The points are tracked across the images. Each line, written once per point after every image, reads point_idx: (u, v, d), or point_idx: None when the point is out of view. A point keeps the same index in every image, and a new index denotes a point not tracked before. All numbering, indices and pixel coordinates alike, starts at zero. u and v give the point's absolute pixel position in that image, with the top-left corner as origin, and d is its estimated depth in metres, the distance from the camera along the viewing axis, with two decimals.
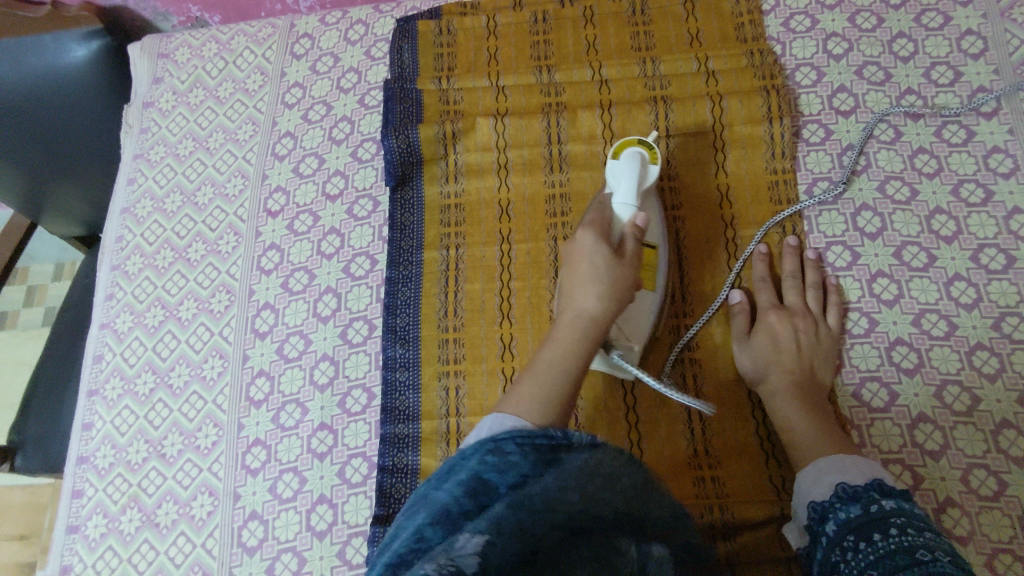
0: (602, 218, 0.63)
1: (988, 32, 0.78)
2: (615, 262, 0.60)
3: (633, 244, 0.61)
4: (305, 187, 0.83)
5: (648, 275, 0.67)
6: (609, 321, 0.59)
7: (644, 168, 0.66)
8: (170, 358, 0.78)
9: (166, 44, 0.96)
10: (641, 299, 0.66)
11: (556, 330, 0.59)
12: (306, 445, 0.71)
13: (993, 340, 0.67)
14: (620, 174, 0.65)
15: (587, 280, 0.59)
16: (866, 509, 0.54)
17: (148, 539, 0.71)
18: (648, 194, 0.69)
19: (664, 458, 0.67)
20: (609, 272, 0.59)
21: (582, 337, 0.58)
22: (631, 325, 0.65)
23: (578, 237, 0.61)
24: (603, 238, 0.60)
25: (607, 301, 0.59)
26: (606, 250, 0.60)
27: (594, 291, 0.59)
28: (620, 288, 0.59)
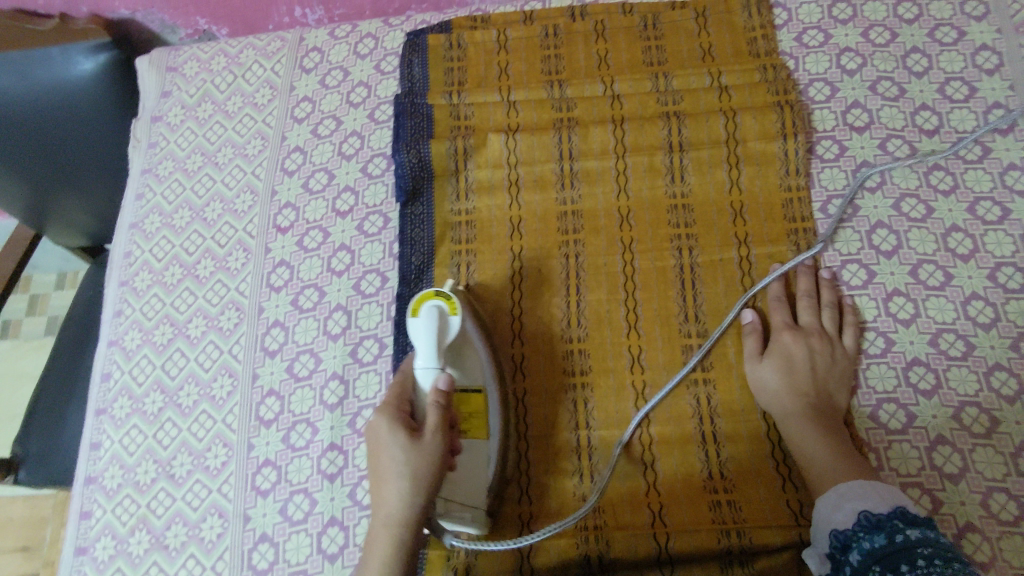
0: (401, 399, 0.62)
1: (1003, 48, 0.77)
2: (413, 446, 0.58)
3: (437, 418, 0.59)
4: (315, 203, 0.82)
5: (474, 426, 0.65)
6: (420, 513, 0.57)
7: (446, 323, 0.64)
8: (179, 377, 0.78)
9: (174, 57, 0.95)
10: (468, 456, 0.64)
11: (373, 534, 0.57)
12: (316, 466, 0.71)
13: (1011, 360, 0.66)
14: (420, 337, 0.63)
15: (392, 480, 0.57)
16: (891, 538, 0.53)
17: (157, 562, 0.70)
18: (463, 343, 0.66)
19: (680, 482, 0.66)
20: (409, 464, 0.57)
21: (397, 541, 0.56)
22: (459, 491, 0.63)
23: (377, 425, 0.60)
24: (401, 426, 0.59)
25: (413, 499, 0.57)
26: (405, 437, 0.58)
27: (398, 487, 0.57)
28: (425, 478, 0.57)
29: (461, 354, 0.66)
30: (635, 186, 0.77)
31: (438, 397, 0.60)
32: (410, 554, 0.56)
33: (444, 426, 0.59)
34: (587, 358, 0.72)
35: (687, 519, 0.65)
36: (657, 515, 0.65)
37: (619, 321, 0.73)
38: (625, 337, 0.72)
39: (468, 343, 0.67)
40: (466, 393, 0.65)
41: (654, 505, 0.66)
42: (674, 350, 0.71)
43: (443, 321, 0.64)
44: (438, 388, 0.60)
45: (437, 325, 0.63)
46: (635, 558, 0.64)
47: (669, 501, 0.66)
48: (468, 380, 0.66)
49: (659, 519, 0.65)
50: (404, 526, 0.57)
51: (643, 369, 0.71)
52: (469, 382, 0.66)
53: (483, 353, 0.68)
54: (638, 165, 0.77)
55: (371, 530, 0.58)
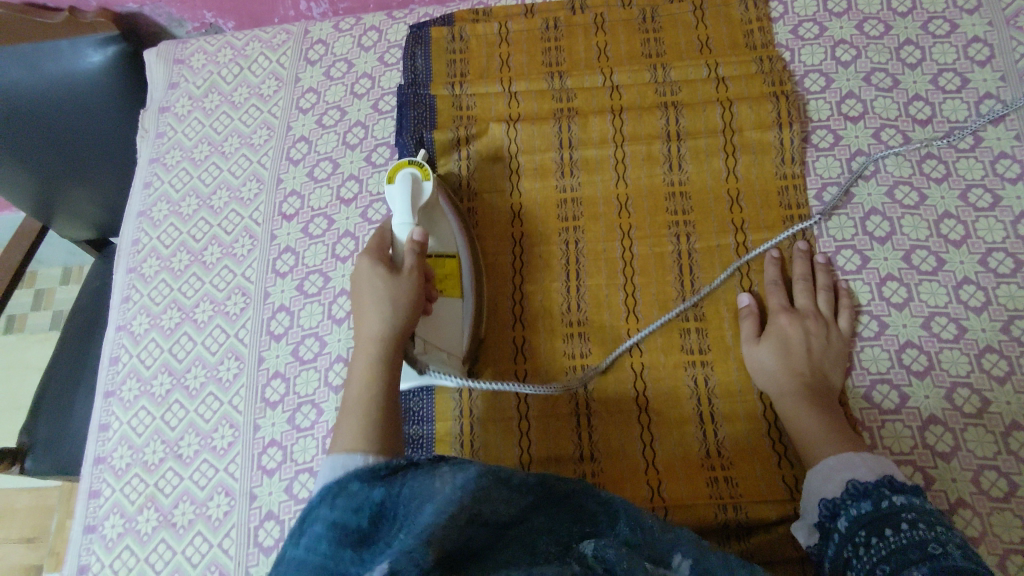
0: (380, 243, 0.66)
1: (994, 40, 0.79)
2: (391, 279, 0.62)
3: (413, 256, 0.64)
4: (320, 191, 0.84)
5: (446, 283, 0.71)
6: (399, 334, 0.61)
7: (418, 186, 0.70)
8: (186, 360, 0.79)
9: (181, 50, 0.97)
10: (443, 307, 0.70)
11: (354, 359, 0.61)
12: (321, 445, 0.72)
13: (1002, 343, 0.68)
14: (396, 199, 0.69)
15: (372, 303, 0.61)
16: (877, 504, 0.56)
17: (165, 539, 0.72)
18: (435, 211, 0.72)
19: (678, 460, 0.68)
20: (388, 292, 0.62)
21: (378, 358, 0.60)
22: (435, 336, 0.69)
23: (357, 263, 0.64)
24: (379, 261, 0.64)
25: (393, 317, 0.61)
26: (383, 269, 0.63)
27: (378, 313, 0.61)
28: (402, 302, 0.62)
29: (434, 220, 0.72)
30: (634, 173, 0.79)
31: (413, 242, 0.65)
32: (394, 367, 0.60)
33: (420, 268, 0.64)
34: (586, 340, 0.73)
35: (685, 495, 0.66)
36: (656, 491, 0.67)
37: (619, 304, 0.74)
38: (624, 320, 0.74)
39: (439, 211, 0.72)
40: (438, 255, 0.71)
41: (653, 482, 0.67)
42: (672, 332, 0.72)
43: (417, 185, 0.70)
44: (414, 236, 0.66)
45: (411, 185, 0.69)
46: None
47: (667, 478, 0.67)
48: (441, 243, 0.72)
49: (658, 494, 0.66)
50: (386, 346, 0.60)
51: (642, 350, 0.72)
52: (440, 246, 0.72)
53: (455, 224, 0.74)
54: (636, 153, 0.79)
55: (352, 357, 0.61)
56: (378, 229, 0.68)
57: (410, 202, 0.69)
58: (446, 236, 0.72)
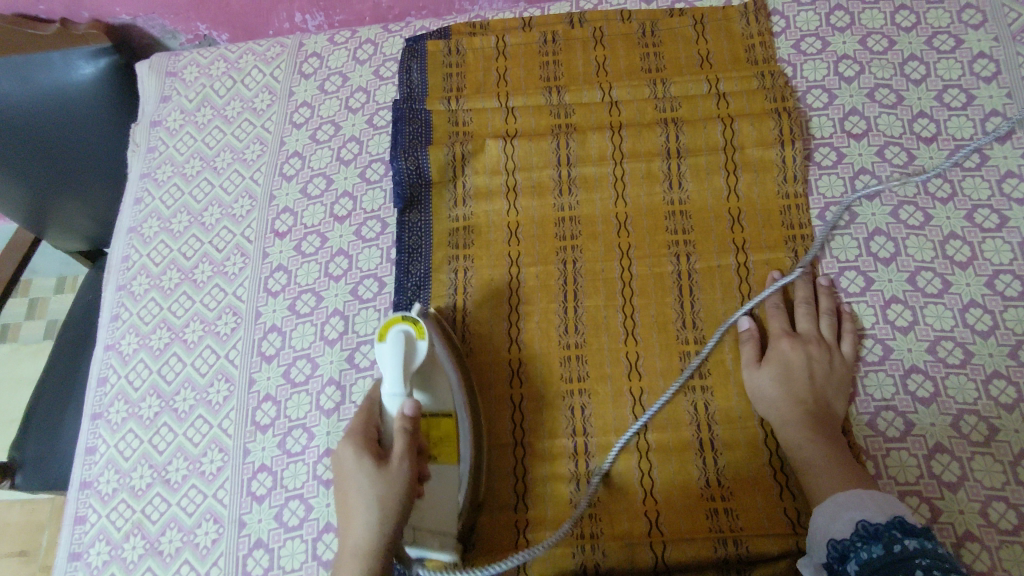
0: (368, 427, 0.62)
1: (1000, 55, 0.78)
2: (380, 473, 0.58)
3: (403, 442, 0.60)
4: (313, 208, 0.82)
5: (443, 452, 0.65)
6: (387, 538, 0.57)
7: (411, 346, 0.65)
8: (175, 381, 0.77)
9: (174, 62, 0.96)
10: (437, 483, 0.64)
11: (338, 570, 0.56)
12: (312, 471, 0.70)
13: (1010, 368, 0.66)
14: (387, 361, 0.64)
15: (358, 507, 0.57)
16: (888, 548, 0.53)
17: (151, 567, 0.70)
18: (430, 369, 0.67)
19: (677, 490, 0.66)
20: (376, 489, 0.57)
21: (363, 571, 0.55)
22: (428, 521, 0.63)
23: (343, 452, 0.60)
24: (367, 452, 0.59)
25: (379, 526, 0.56)
26: (371, 463, 0.59)
27: (365, 516, 0.56)
28: (390, 506, 0.57)
29: (430, 382, 0.67)
30: (632, 192, 0.77)
31: (405, 418, 0.61)
32: None
33: (411, 451, 0.60)
34: (584, 364, 0.72)
35: (683, 527, 0.64)
36: (654, 523, 0.65)
37: (617, 326, 0.73)
38: (621, 342, 0.72)
39: (435, 367, 0.67)
40: (433, 418, 0.66)
41: (651, 513, 0.65)
42: (671, 355, 0.71)
43: (411, 346, 0.65)
44: (406, 411, 0.61)
45: (404, 346, 0.64)
46: (633, 567, 0.63)
47: (666, 509, 0.65)
48: (436, 407, 0.66)
49: (656, 527, 0.65)
50: (372, 554, 0.55)
51: (641, 375, 0.70)
52: (436, 407, 0.67)
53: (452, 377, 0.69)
54: (636, 171, 0.77)
55: (337, 567, 0.57)
56: (369, 399, 0.64)
57: (403, 366, 0.64)
58: (442, 396, 0.67)
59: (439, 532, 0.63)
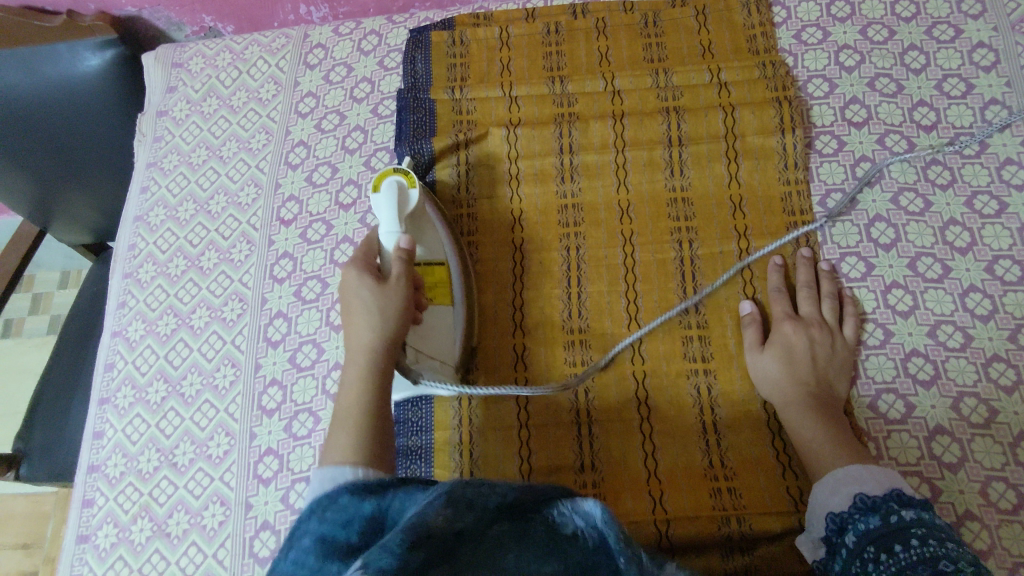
0: (367, 255, 0.66)
1: (999, 45, 0.78)
2: (379, 288, 0.63)
3: (399, 267, 0.65)
4: (318, 196, 0.83)
5: (437, 292, 0.71)
6: (389, 342, 0.62)
7: (404, 195, 0.71)
8: (182, 366, 0.78)
9: (180, 54, 0.96)
10: (434, 316, 0.70)
11: (345, 368, 0.62)
12: (318, 454, 0.71)
13: (1009, 351, 0.67)
14: (383, 208, 0.69)
15: (361, 318, 0.62)
16: (885, 520, 0.55)
17: (159, 549, 0.70)
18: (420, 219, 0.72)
19: (680, 469, 0.67)
20: (377, 299, 0.63)
21: (368, 367, 0.61)
22: (428, 344, 0.69)
23: (345, 274, 0.65)
24: (366, 273, 0.64)
25: (382, 332, 0.62)
26: (370, 282, 0.63)
27: (367, 321, 0.62)
28: (390, 317, 0.62)
29: (420, 228, 0.72)
30: (635, 179, 0.78)
31: (400, 252, 0.65)
32: (383, 380, 0.61)
33: (408, 275, 0.65)
34: (587, 348, 0.73)
35: (686, 506, 0.65)
36: (657, 502, 0.65)
37: (620, 311, 0.73)
38: (625, 327, 0.73)
39: (425, 218, 0.73)
40: (426, 263, 0.71)
41: (655, 493, 0.66)
42: (675, 340, 0.71)
43: (403, 193, 0.70)
44: (401, 245, 0.66)
45: (397, 195, 0.70)
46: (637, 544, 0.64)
47: (670, 488, 0.66)
48: (429, 249, 0.72)
49: (659, 505, 0.65)
50: (375, 354, 0.61)
51: (645, 359, 0.71)
52: (428, 253, 0.72)
53: (443, 232, 0.74)
54: (637, 158, 0.78)
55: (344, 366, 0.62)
56: (366, 239, 0.69)
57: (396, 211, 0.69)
58: (433, 243, 0.72)
59: (434, 355, 0.69)
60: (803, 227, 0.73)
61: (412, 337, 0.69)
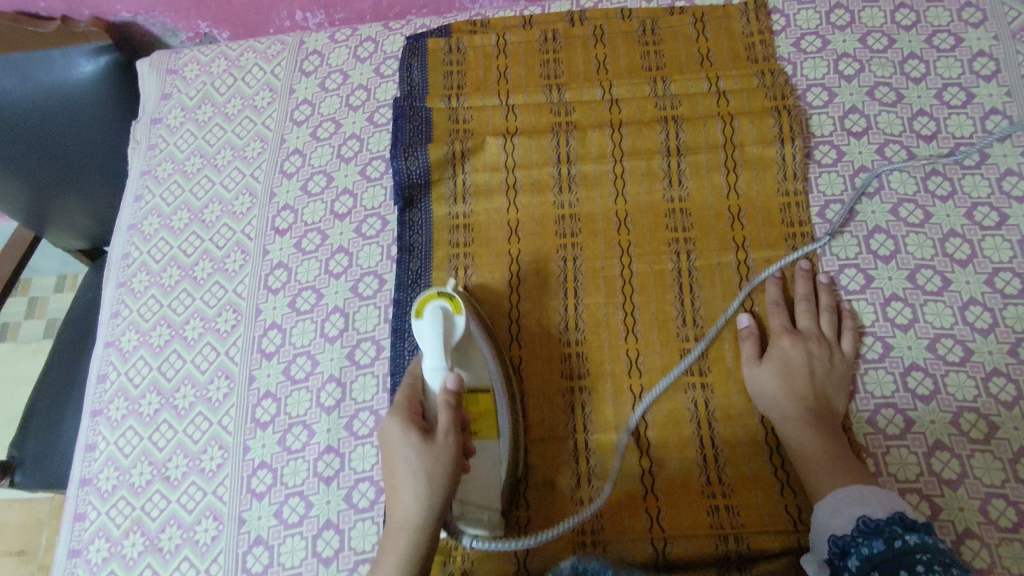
0: (410, 403, 0.61)
1: (1000, 54, 0.78)
2: (426, 447, 0.57)
3: (447, 418, 0.58)
4: (313, 205, 0.82)
5: (482, 426, 0.65)
6: (435, 515, 0.57)
7: (450, 322, 0.63)
8: (175, 378, 0.77)
9: (174, 60, 0.96)
10: (481, 457, 0.64)
11: (386, 537, 0.57)
12: (312, 468, 0.70)
13: (1009, 366, 0.66)
14: (425, 337, 0.62)
15: (405, 483, 0.57)
16: (890, 543, 0.53)
17: (151, 564, 0.70)
18: (469, 346, 0.65)
19: (677, 486, 0.66)
20: (423, 465, 0.57)
21: (409, 546, 0.56)
22: (477, 490, 0.63)
23: (388, 426, 0.59)
24: (411, 428, 0.58)
25: (426, 503, 0.56)
26: (415, 440, 0.57)
27: (412, 490, 0.56)
28: (437, 482, 0.57)
29: (467, 355, 0.65)
30: (633, 189, 0.77)
31: (446, 398, 0.59)
32: (424, 556, 0.56)
33: (456, 427, 0.59)
34: (585, 362, 0.72)
35: (683, 523, 0.64)
36: (655, 520, 0.65)
37: (617, 324, 0.73)
38: (623, 340, 0.72)
39: (473, 342, 0.65)
40: (472, 394, 0.64)
41: (652, 510, 0.65)
42: (672, 353, 0.71)
43: (449, 321, 0.63)
44: (446, 391, 0.59)
45: (441, 324, 0.62)
46: (633, 562, 0.64)
47: (667, 506, 0.65)
48: (475, 379, 0.65)
49: (656, 523, 0.65)
50: (418, 530, 0.56)
51: (641, 372, 0.70)
52: (476, 383, 0.65)
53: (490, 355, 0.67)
54: (636, 168, 0.77)
55: (386, 531, 0.58)
56: (410, 375, 0.63)
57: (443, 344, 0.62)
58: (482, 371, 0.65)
59: (484, 505, 0.63)
60: (805, 247, 0.72)
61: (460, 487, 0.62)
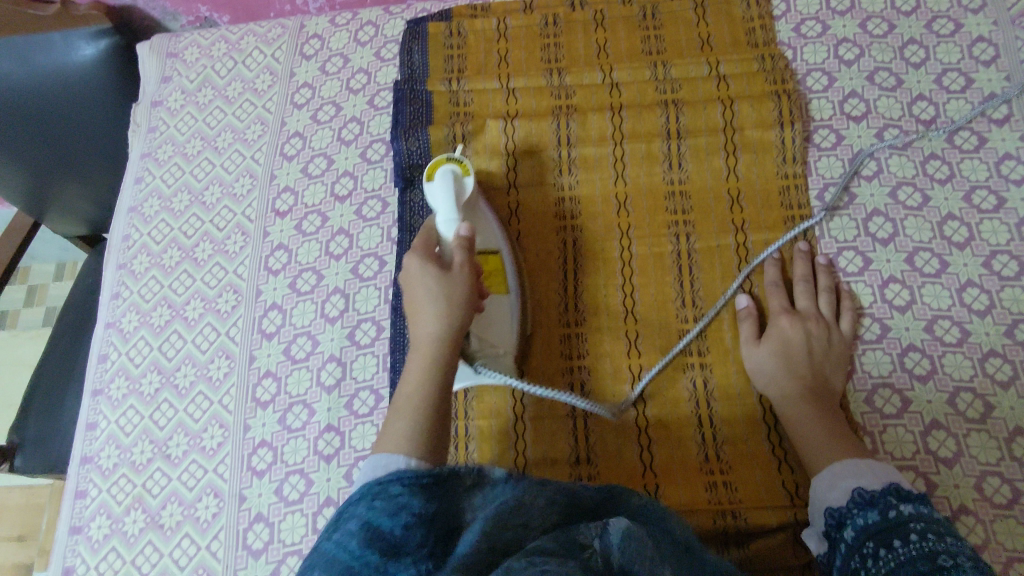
0: (427, 245, 0.64)
1: (999, 40, 0.78)
2: (444, 276, 0.60)
3: (462, 254, 0.62)
4: (314, 187, 0.83)
5: (492, 280, 0.69)
6: (456, 335, 0.59)
7: (459, 183, 0.68)
8: (176, 358, 0.78)
9: (175, 44, 0.96)
10: (494, 306, 0.69)
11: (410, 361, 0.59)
12: (313, 446, 0.71)
13: (1006, 346, 0.67)
14: (438, 197, 0.66)
15: (426, 308, 0.59)
16: (884, 514, 0.54)
17: (152, 541, 0.70)
18: (476, 206, 0.70)
19: (676, 462, 0.67)
20: (442, 289, 0.60)
21: (434, 361, 0.58)
22: (490, 330, 0.68)
23: (406, 264, 0.62)
24: (429, 262, 0.61)
25: (447, 322, 0.59)
26: (433, 270, 0.60)
27: (433, 313, 0.59)
28: (457, 303, 0.59)
29: (475, 218, 0.70)
30: (634, 172, 0.77)
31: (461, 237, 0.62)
32: (448, 374, 0.58)
33: (471, 263, 0.62)
34: (584, 341, 0.72)
35: (682, 499, 0.65)
36: (653, 496, 0.65)
37: (617, 304, 0.73)
38: (622, 320, 0.72)
39: (479, 207, 0.71)
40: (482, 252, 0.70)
41: (651, 487, 0.66)
42: (671, 333, 0.71)
43: (458, 181, 0.68)
44: (461, 233, 0.63)
45: (452, 181, 0.67)
46: None
47: (665, 482, 0.66)
48: (485, 240, 0.70)
49: (654, 499, 0.65)
50: (442, 347, 0.58)
51: (640, 352, 0.71)
52: (485, 242, 0.70)
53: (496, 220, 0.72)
54: (636, 151, 0.78)
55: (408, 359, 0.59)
56: (424, 228, 0.66)
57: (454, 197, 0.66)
58: (489, 231, 0.71)
59: (496, 345, 0.68)
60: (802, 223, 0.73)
61: (475, 327, 0.67)
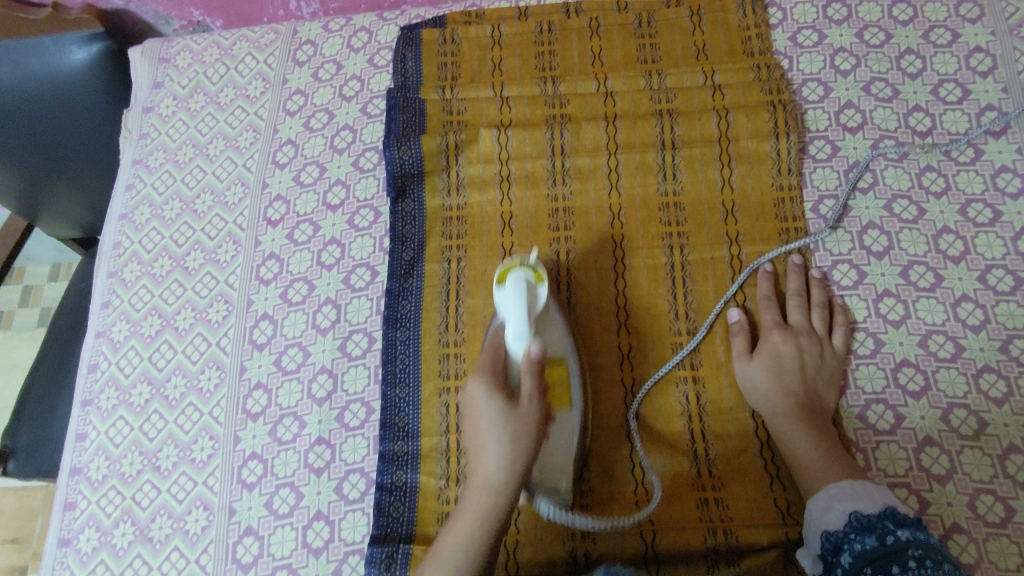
0: (494, 366, 0.59)
1: (996, 50, 0.77)
2: (510, 412, 0.57)
3: (531, 384, 0.58)
4: (305, 196, 0.82)
5: (557, 394, 0.65)
6: (515, 483, 0.56)
7: (533, 291, 0.64)
8: (166, 368, 0.77)
9: (167, 48, 0.95)
10: (557, 426, 0.64)
11: (465, 498, 0.57)
12: (303, 459, 0.70)
13: (1000, 362, 0.66)
14: (510, 304, 0.62)
15: (488, 443, 0.56)
16: (881, 540, 0.53)
17: (141, 553, 0.70)
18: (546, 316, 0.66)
19: (667, 478, 0.66)
20: (507, 428, 0.56)
21: (489, 508, 0.56)
22: (552, 457, 0.64)
23: (471, 388, 0.59)
24: (495, 391, 0.58)
25: (509, 467, 0.56)
26: (499, 403, 0.57)
27: (494, 450, 0.56)
28: (521, 444, 0.56)
29: (544, 324, 0.66)
30: (628, 183, 0.77)
31: (530, 364, 0.58)
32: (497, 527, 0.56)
33: (539, 393, 0.58)
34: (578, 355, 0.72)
35: (673, 517, 0.65)
36: (645, 513, 0.65)
37: (610, 318, 0.73)
38: (616, 335, 0.72)
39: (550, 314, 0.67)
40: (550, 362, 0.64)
41: (642, 504, 0.65)
42: (664, 347, 0.71)
43: (532, 290, 0.64)
44: (530, 351, 0.59)
45: (527, 288, 0.63)
46: (623, 554, 0.64)
47: (658, 499, 0.65)
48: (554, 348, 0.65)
49: (646, 516, 0.65)
50: (499, 495, 0.56)
51: (633, 366, 0.71)
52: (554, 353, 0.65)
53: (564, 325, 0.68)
54: (630, 162, 0.77)
55: (465, 492, 0.58)
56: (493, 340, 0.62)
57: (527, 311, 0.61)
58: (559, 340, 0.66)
59: (557, 473, 0.64)
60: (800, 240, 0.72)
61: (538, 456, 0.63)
